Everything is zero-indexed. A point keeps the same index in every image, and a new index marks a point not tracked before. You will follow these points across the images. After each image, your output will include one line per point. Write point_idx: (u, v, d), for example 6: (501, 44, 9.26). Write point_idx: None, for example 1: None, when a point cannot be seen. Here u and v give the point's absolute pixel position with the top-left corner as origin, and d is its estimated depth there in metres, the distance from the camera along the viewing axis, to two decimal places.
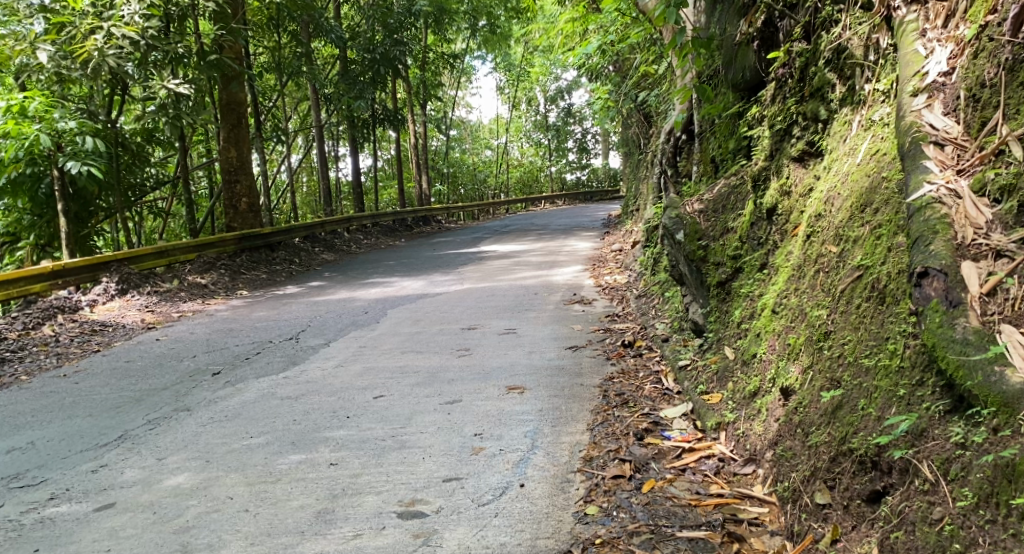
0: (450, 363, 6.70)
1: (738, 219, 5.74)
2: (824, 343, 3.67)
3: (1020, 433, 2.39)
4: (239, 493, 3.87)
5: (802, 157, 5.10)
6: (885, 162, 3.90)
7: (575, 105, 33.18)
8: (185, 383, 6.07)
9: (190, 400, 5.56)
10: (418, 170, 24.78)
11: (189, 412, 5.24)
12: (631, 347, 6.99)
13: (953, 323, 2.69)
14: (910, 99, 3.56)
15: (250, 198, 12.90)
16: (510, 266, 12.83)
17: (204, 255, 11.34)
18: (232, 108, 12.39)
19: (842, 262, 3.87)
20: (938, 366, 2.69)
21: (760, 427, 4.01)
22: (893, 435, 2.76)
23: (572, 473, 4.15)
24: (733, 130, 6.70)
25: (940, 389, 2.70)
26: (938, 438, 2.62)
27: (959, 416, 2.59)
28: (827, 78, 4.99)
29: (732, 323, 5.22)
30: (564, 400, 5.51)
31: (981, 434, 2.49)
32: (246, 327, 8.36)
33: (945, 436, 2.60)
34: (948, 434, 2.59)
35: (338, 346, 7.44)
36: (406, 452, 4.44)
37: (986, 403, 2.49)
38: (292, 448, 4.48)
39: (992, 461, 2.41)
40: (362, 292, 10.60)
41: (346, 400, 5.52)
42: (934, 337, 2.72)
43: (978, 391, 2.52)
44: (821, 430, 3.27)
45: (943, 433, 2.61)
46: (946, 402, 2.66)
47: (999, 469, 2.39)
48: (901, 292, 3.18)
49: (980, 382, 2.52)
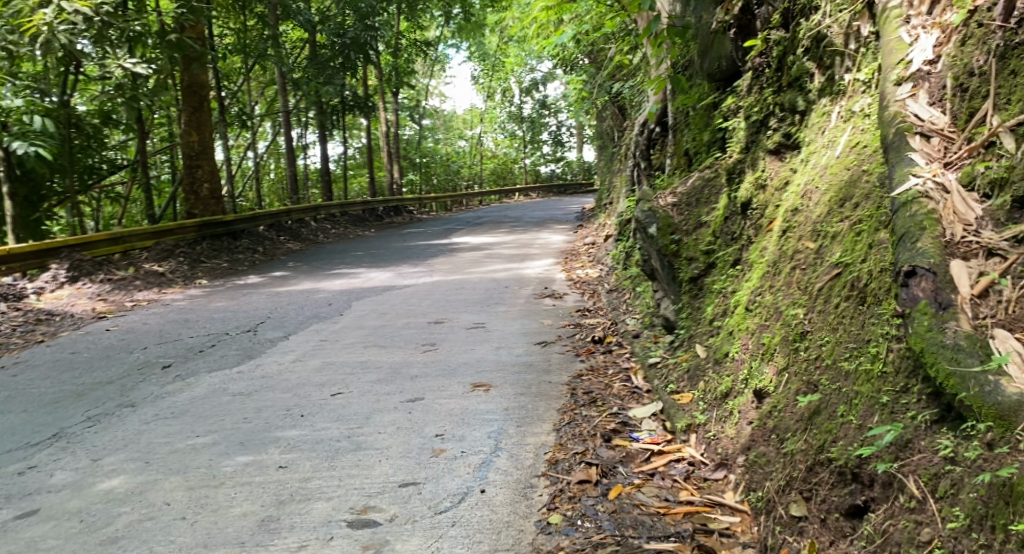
0: (414, 358, 6.46)
1: (711, 213, 5.57)
2: (800, 344, 3.50)
3: (1019, 449, 2.20)
4: (177, 499, 3.60)
5: (778, 149, 4.94)
6: (866, 154, 3.73)
7: (550, 97, 32.99)
8: (131, 376, 5.77)
9: (135, 395, 5.26)
10: (389, 159, 24.44)
11: (133, 408, 4.95)
12: (601, 343, 6.80)
13: (942, 327, 2.51)
14: (893, 88, 3.38)
15: (212, 184, 12.53)
16: (481, 258, 12.61)
17: (162, 242, 10.98)
18: (194, 90, 12.04)
19: (820, 259, 3.70)
20: (926, 373, 2.51)
21: (732, 430, 3.83)
22: (876, 446, 2.58)
23: (536, 478, 3.94)
24: (707, 122, 6.54)
25: (926, 397, 2.53)
26: (925, 451, 2.44)
27: (947, 427, 2.42)
28: (805, 68, 4.82)
29: (703, 320, 5.04)
30: (530, 399, 5.30)
31: (974, 450, 2.30)
32: (202, 318, 8.04)
33: (933, 448, 2.42)
34: (936, 447, 2.41)
35: (297, 339, 7.17)
36: (361, 454, 4.20)
37: (980, 416, 2.31)
38: (239, 449, 4.22)
39: (987, 480, 2.22)
40: (326, 283, 10.31)
41: (301, 397, 5.26)
42: (922, 342, 2.53)
43: (971, 402, 2.34)
44: (797, 437, 3.08)
45: (931, 445, 2.43)
46: (933, 411, 2.49)
47: (994, 489, 2.20)
48: (884, 292, 3.01)
49: (973, 392, 2.34)
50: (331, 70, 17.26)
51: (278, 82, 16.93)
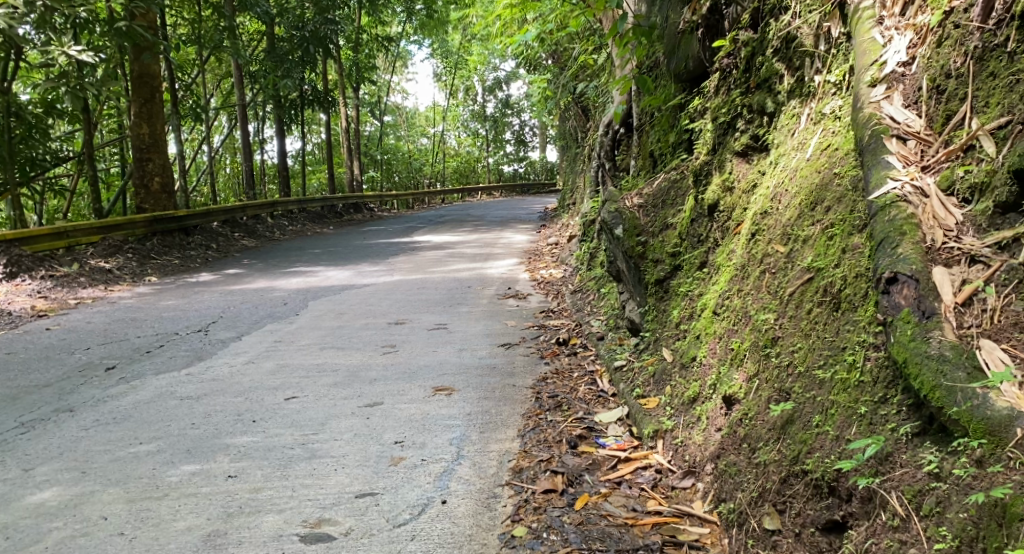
0: (373, 361, 6.27)
1: (678, 215, 5.48)
2: (771, 350, 3.42)
3: (1011, 468, 2.12)
4: (115, 512, 3.39)
5: (745, 151, 4.87)
6: (837, 157, 3.65)
7: (513, 96, 32.90)
8: (71, 378, 5.50)
9: (74, 399, 5.00)
10: (349, 155, 24.10)
11: (72, 413, 4.70)
12: (565, 345, 6.69)
13: (927, 337, 2.44)
14: (868, 90, 3.31)
15: (163, 178, 12.18)
16: (443, 257, 12.43)
17: (109, 238, 10.61)
18: (146, 80, 11.69)
19: (791, 263, 3.62)
20: (909, 384, 2.43)
21: (700, 437, 3.73)
22: (856, 459, 2.50)
23: (500, 487, 3.81)
24: (673, 123, 6.47)
25: (906, 409, 2.46)
26: (906, 465, 2.36)
27: (931, 440, 2.35)
28: (775, 69, 4.74)
29: (669, 323, 4.96)
30: (494, 404, 5.15)
31: (962, 468, 2.22)
32: (150, 318, 7.76)
33: (916, 463, 2.34)
34: (919, 461, 2.34)
35: (250, 340, 6.94)
36: (317, 464, 4.04)
37: (968, 431, 2.23)
38: (184, 458, 4.01)
39: (978, 501, 2.13)
40: (283, 282, 10.05)
41: (253, 402, 5.07)
42: (906, 352, 2.45)
43: (958, 417, 2.26)
44: (769, 447, 3.00)
45: (913, 460, 2.35)
46: (914, 423, 2.41)
47: (986, 509, 2.11)
48: (859, 298, 2.93)
49: (960, 407, 2.26)
50: (290, 63, 16.91)
51: (235, 75, 16.55)
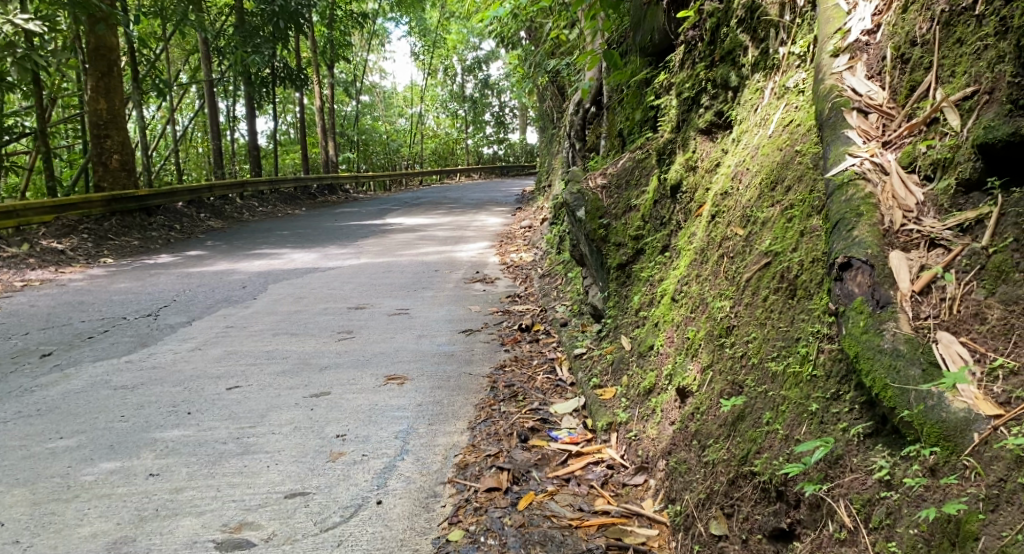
0: (326, 348, 6.03)
1: (641, 196, 5.24)
2: (725, 340, 3.21)
3: (968, 480, 1.92)
4: (17, 516, 3.43)
5: (709, 129, 4.64)
6: (798, 134, 3.41)
7: (493, 77, 32.45)
8: (3, 366, 5.56)
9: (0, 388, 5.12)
10: (324, 136, 23.69)
11: None
12: (528, 331, 6.47)
13: (881, 329, 2.22)
14: (829, 60, 3.09)
15: (122, 155, 11.95)
16: (414, 240, 12.14)
17: (63, 218, 10.42)
18: (102, 53, 11.39)
19: (749, 247, 3.40)
20: (860, 381, 2.22)
21: (654, 431, 3.52)
22: (804, 464, 2.29)
23: (440, 485, 3.63)
24: (640, 100, 6.24)
25: (859, 406, 2.25)
26: (856, 470, 2.16)
27: (883, 442, 2.14)
28: (739, 40, 4.50)
29: (630, 310, 4.73)
30: (447, 393, 4.92)
31: (914, 476, 2.01)
32: (99, 301, 7.54)
33: (866, 468, 2.14)
34: (869, 466, 2.13)
35: (200, 325, 6.72)
36: (249, 460, 3.94)
37: (922, 435, 2.03)
38: (106, 454, 4.06)
39: (932, 517, 1.93)
40: (245, 264, 9.78)
41: (193, 392, 4.98)
42: (857, 346, 2.24)
43: (911, 420, 2.05)
44: (719, 445, 2.79)
45: (863, 464, 2.15)
46: (867, 423, 2.21)
47: (941, 526, 1.90)
48: (815, 285, 2.71)
49: (911, 408, 2.06)
50: (259, 39, 16.54)
51: (202, 50, 16.23)
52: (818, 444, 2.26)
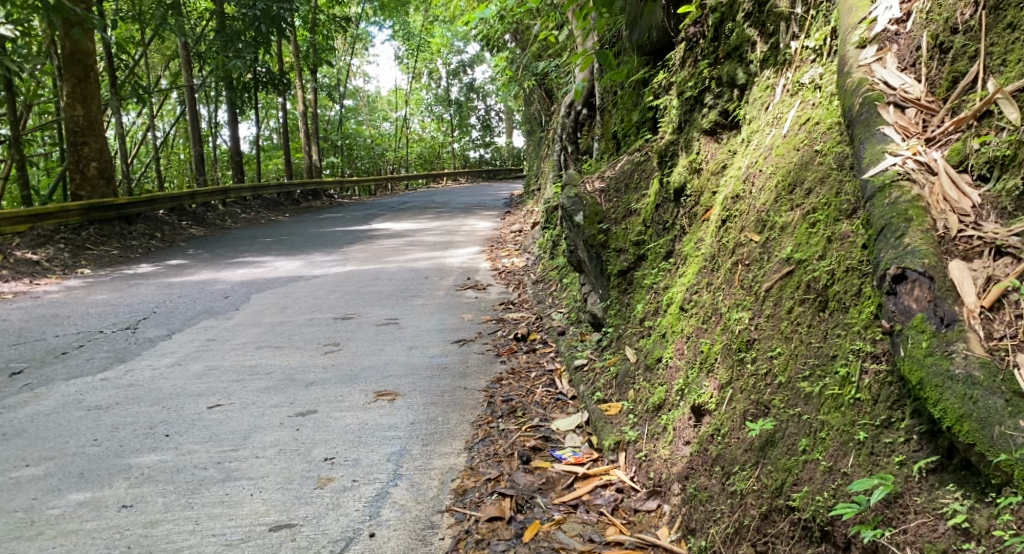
0: (312, 362, 5.74)
1: (642, 199, 4.99)
2: (746, 354, 2.96)
3: None
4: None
5: (715, 129, 4.39)
6: (818, 132, 3.17)
7: (478, 80, 32.19)
8: None
9: None
10: (308, 141, 23.34)
11: None
12: (524, 341, 6.21)
13: (949, 352, 2.03)
14: (855, 52, 2.87)
15: (100, 162, 11.61)
16: (401, 246, 11.86)
17: (39, 227, 10.09)
18: (78, 58, 11.07)
19: (767, 254, 3.15)
20: (928, 411, 2.02)
21: (667, 451, 3.27)
22: (860, 504, 2.10)
23: (438, 515, 3.37)
24: (637, 101, 6.01)
25: (919, 438, 2.08)
26: (920, 513, 1.98)
27: (955, 480, 1.97)
28: (747, 36, 4.27)
29: (633, 319, 4.47)
30: (441, 410, 4.65)
31: (1004, 526, 1.83)
32: (75, 314, 7.21)
33: (936, 511, 1.96)
34: (939, 509, 1.96)
35: (181, 338, 6.43)
36: (231, 488, 3.66)
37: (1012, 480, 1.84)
38: (76, 484, 3.77)
39: None
40: (228, 272, 9.46)
41: (172, 412, 4.70)
42: (921, 371, 2.04)
43: (1000, 461, 1.86)
44: (746, 473, 2.57)
45: (932, 506, 1.97)
46: (934, 457, 2.03)
47: None
48: (851, 297, 2.50)
49: (997, 447, 1.87)
50: (241, 43, 16.20)
51: (182, 55, 15.86)
52: (878, 482, 2.07)
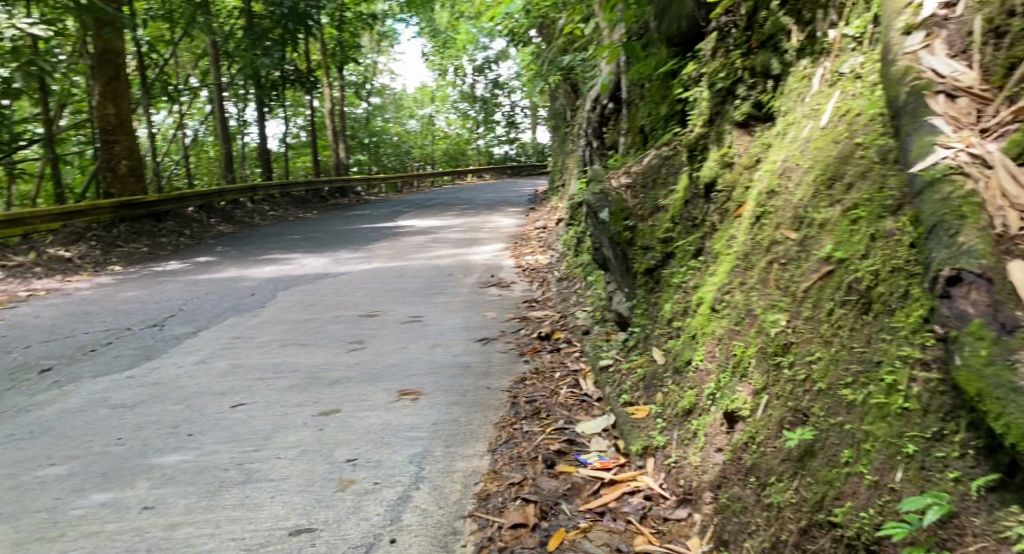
0: (336, 360, 5.67)
1: (670, 195, 4.85)
2: (782, 358, 2.82)
3: None
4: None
5: (747, 122, 4.25)
6: (858, 124, 3.02)
7: (503, 76, 32.14)
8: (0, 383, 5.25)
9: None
10: (335, 139, 23.42)
11: None
12: (548, 340, 6.10)
13: (1011, 362, 1.88)
14: (900, 38, 2.74)
15: (131, 160, 11.69)
16: (426, 242, 11.80)
17: (72, 225, 10.17)
18: (109, 57, 11.15)
19: (804, 253, 3.01)
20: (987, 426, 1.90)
21: (698, 457, 3.14)
22: (911, 523, 1.98)
23: (460, 520, 3.27)
24: (664, 94, 5.88)
25: (978, 454, 1.95)
26: (981, 536, 1.86)
27: (1017, 501, 1.85)
28: (781, 24, 4.12)
29: (661, 319, 4.34)
30: (464, 411, 4.55)
31: None
32: (104, 311, 7.22)
33: (995, 535, 1.84)
34: (1000, 533, 1.84)
35: (207, 335, 6.40)
36: (252, 490, 3.59)
37: None
38: (98, 484, 3.73)
39: None
40: (254, 269, 9.45)
41: (196, 410, 4.65)
42: (980, 382, 1.92)
43: None
44: (783, 485, 2.45)
45: (990, 528, 1.86)
46: (993, 474, 1.91)
47: None
48: (897, 299, 2.37)
49: None
50: (269, 41, 16.32)
51: (210, 53, 15.98)
52: (932, 502, 1.95)
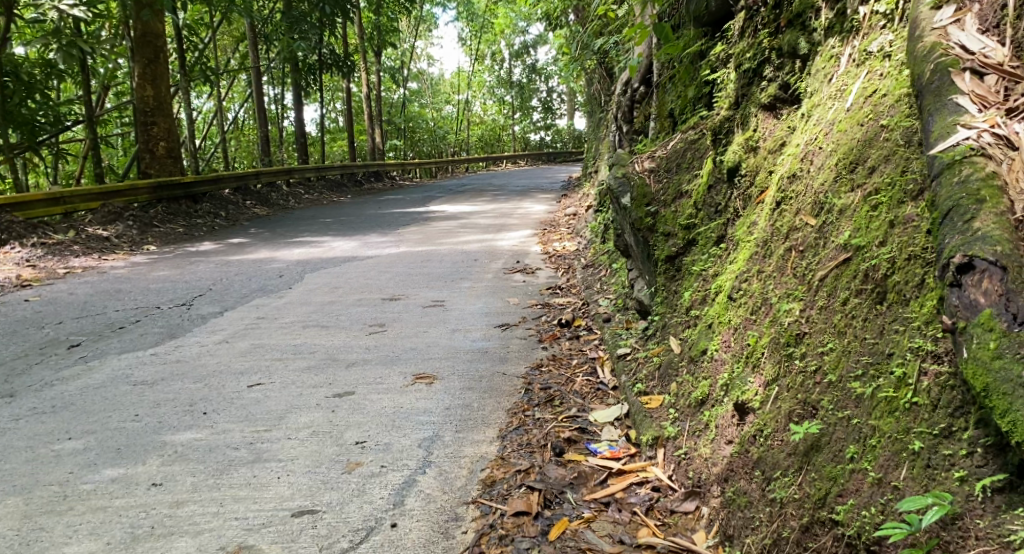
0: (355, 342, 5.66)
1: (694, 180, 4.71)
2: (794, 349, 2.72)
3: None
4: (5, 532, 3.15)
5: (773, 104, 4.10)
6: (884, 106, 2.88)
7: (541, 61, 31.95)
8: (29, 357, 5.33)
9: (22, 381, 4.88)
10: (371, 123, 23.50)
11: (11, 399, 4.58)
12: (568, 327, 6.02)
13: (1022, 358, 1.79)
14: (929, 13, 2.62)
15: (168, 142, 11.82)
16: (454, 228, 11.78)
17: (110, 205, 10.32)
18: (148, 40, 11.26)
19: (823, 239, 2.89)
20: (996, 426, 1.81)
21: (707, 449, 3.05)
22: (910, 525, 1.89)
23: (463, 506, 3.23)
24: (693, 76, 5.73)
25: (989, 455, 1.86)
26: (984, 539, 1.79)
27: None
28: (811, 1, 3.97)
29: (680, 307, 4.24)
30: (478, 396, 4.51)
31: None
32: (136, 289, 7.31)
33: (999, 540, 1.77)
34: (1005, 537, 1.77)
35: (232, 315, 6.44)
36: (259, 470, 3.59)
37: None
38: (111, 459, 3.75)
39: None
40: (285, 252, 9.50)
41: (213, 389, 4.67)
42: (989, 378, 1.82)
43: None
44: (787, 480, 2.36)
45: (994, 534, 1.78)
46: (1002, 477, 1.83)
47: None
48: (912, 289, 2.26)
49: None
50: (307, 25, 16.23)
51: (248, 37, 16.05)
52: (933, 503, 1.86)
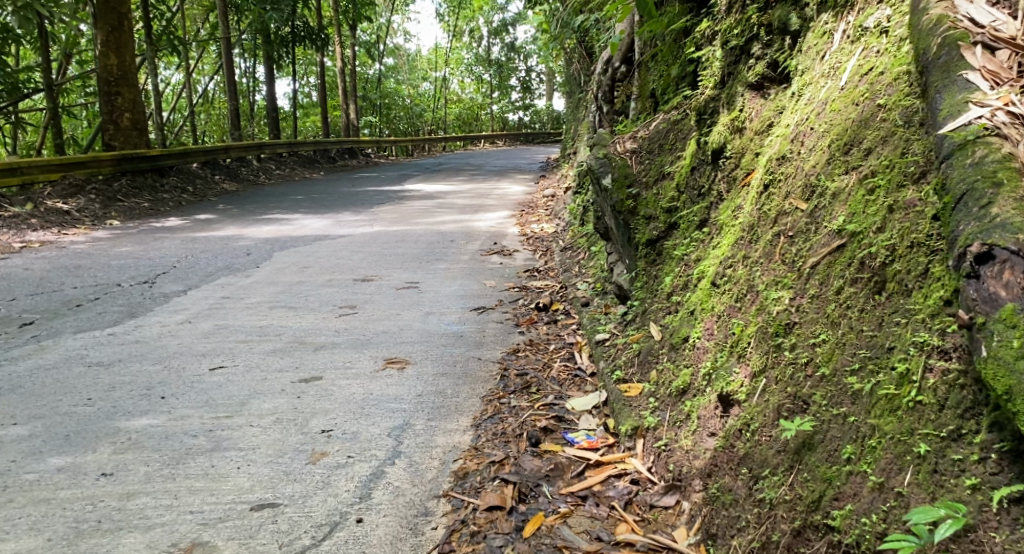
0: (325, 325, 5.46)
1: (677, 161, 4.56)
2: (782, 339, 2.59)
3: None
4: None
5: (761, 83, 3.96)
6: (882, 83, 2.74)
7: (520, 40, 31.52)
8: None
9: None
10: (346, 99, 23.06)
11: None
12: (546, 311, 5.87)
13: None
14: None
15: (133, 113, 11.44)
16: (430, 208, 11.53)
17: (71, 177, 9.96)
18: (112, 6, 10.83)
19: (814, 224, 2.75)
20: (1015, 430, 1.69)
21: (689, 442, 2.91)
22: (918, 536, 1.77)
23: (434, 500, 3.08)
24: (677, 53, 5.55)
25: (1004, 462, 1.75)
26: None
27: None
28: None
29: (660, 292, 4.09)
30: (451, 383, 4.34)
31: None
32: (96, 266, 7.03)
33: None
34: None
35: (197, 294, 6.21)
36: (218, 459, 3.40)
37: None
38: (58, 447, 3.54)
39: None
40: (254, 229, 9.23)
41: (173, 372, 4.46)
42: (1011, 379, 1.70)
43: None
44: (777, 479, 2.23)
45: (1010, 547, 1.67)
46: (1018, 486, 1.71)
47: None
48: (914, 279, 2.13)
49: None
50: None
51: (218, 6, 15.57)
52: (945, 514, 1.74)
